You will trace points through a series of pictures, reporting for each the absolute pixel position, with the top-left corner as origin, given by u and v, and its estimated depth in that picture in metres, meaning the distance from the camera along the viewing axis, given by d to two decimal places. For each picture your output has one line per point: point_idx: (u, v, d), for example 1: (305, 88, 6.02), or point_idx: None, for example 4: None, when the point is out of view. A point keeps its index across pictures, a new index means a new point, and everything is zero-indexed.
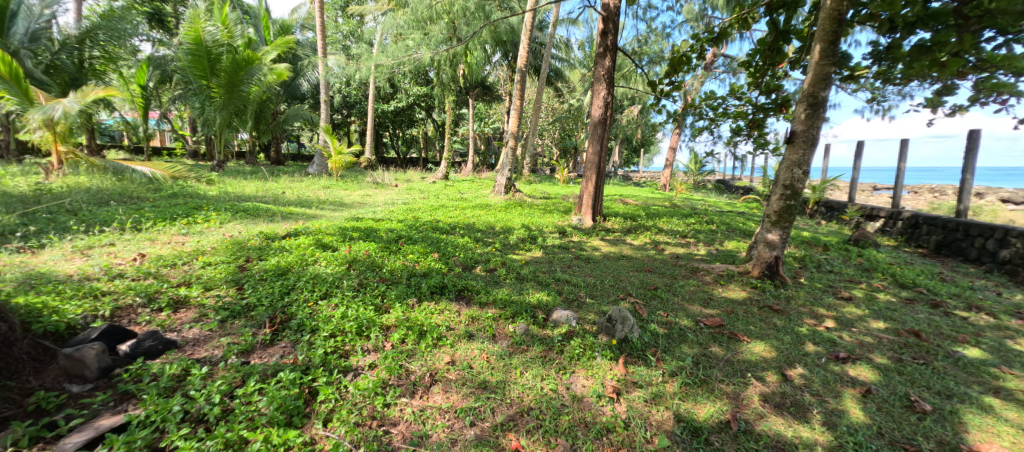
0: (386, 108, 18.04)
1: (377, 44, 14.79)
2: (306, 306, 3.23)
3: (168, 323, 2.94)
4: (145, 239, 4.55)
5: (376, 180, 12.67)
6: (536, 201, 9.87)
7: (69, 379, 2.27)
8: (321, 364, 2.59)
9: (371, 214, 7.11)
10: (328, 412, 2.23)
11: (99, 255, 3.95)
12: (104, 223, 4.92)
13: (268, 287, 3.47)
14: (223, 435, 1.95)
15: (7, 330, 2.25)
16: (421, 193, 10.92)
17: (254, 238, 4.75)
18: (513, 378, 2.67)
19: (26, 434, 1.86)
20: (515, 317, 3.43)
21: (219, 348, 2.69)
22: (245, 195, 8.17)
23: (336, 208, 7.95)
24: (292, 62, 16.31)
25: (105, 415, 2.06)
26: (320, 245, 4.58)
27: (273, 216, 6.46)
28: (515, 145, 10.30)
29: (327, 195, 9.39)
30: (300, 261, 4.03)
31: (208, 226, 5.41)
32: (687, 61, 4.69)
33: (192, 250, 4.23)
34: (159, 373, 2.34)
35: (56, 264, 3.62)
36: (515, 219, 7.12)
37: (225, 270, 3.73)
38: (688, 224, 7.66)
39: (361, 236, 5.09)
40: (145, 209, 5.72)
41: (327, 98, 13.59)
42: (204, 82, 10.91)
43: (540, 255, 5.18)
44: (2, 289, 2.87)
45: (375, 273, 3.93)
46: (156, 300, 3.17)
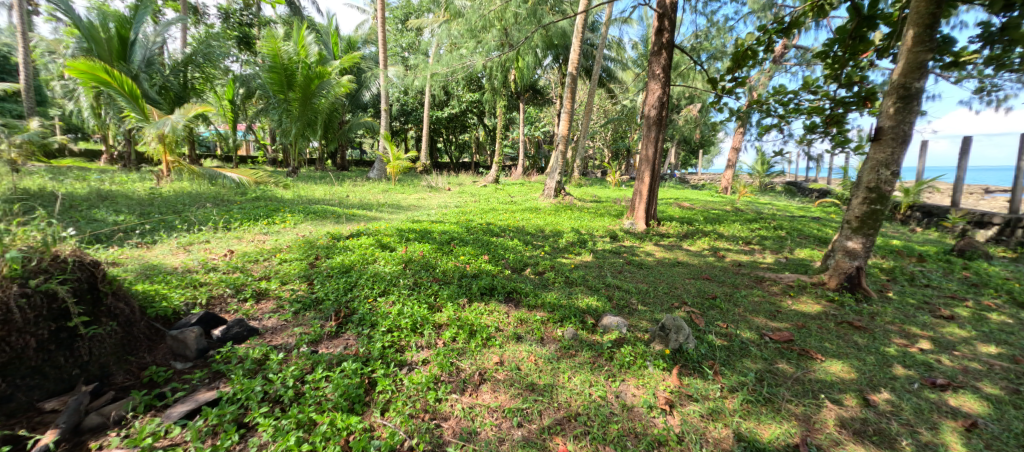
0: (440, 115, 18.69)
1: (433, 54, 15.42)
2: (366, 302, 3.44)
3: (251, 312, 3.27)
4: (234, 237, 5.10)
5: (430, 184, 13.22)
6: (586, 205, 9.72)
7: (175, 357, 2.60)
8: (379, 357, 2.74)
9: (426, 216, 7.46)
10: (385, 403, 2.35)
11: (197, 250, 4.49)
12: (201, 223, 5.58)
13: (334, 283, 3.73)
14: (296, 416, 2.14)
15: (130, 312, 2.62)
16: (472, 196, 11.20)
17: (323, 238, 5.14)
18: (561, 382, 2.65)
19: (142, 401, 2.17)
20: (563, 321, 3.40)
21: (293, 337, 2.95)
22: (315, 198, 8.85)
23: (394, 210, 8.39)
24: (357, 75, 17.56)
25: (203, 390, 2.33)
26: (380, 245, 4.86)
27: (339, 218, 6.94)
28: (566, 147, 10.23)
29: (386, 199, 9.92)
30: (362, 260, 4.30)
31: (284, 226, 5.93)
32: (753, 56, 4.37)
33: (271, 248, 4.66)
34: (244, 357, 2.61)
35: (164, 257, 4.16)
36: (565, 223, 7.05)
37: (298, 266, 4.07)
38: (753, 229, 7.15)
39: (417, 237, 5.33)
40: (233, 210, 6.42)
41: (387, 107, 14.38)
42: (281, 96, 11.97)
43: (590, 259, 5.10)
44: (126, 278, 3.35)
45: (429, 273, 4.09)
46: (243, 291, 3.53)
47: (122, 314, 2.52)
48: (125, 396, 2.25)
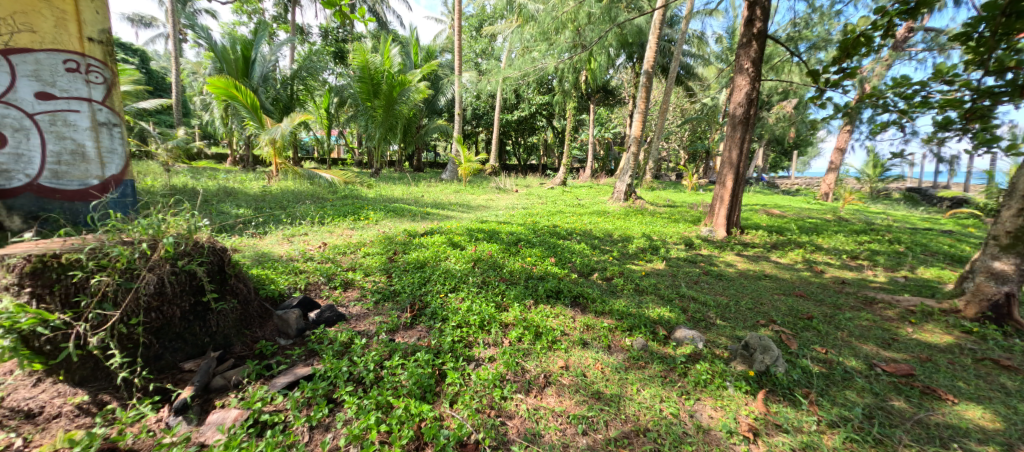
0: (510, 118, 19.00)
1: (505, 59, 15.72)
2: (438, 297, 3.61)
3: (339, 299, 3.59)
4: (327, 231, 5.66)
5: (499, 186, 13.49)
6: (660, 209, 9.27)
7: (279, 334, 2.96)
8: (449, 350, 2.85)
9: (494, 217, 7.64)
10: (454, 395, 2.44)
11: (298, 241, 5.05)
12: (301, 217, 6.27)
13: (410, 277, 3.97)
14: (376, 397, 2.30)
15: (248, 292, 3.04)
16: (539, 198, 11.23)
17: (401, 235, 5.49)
18: (629, 394, 2.54)
19: (254, 370, 2.49)
20: (632, 330, 3.27)
21: (374, 324, 3.19)
22: (394, 197, 9.49)
23: (464, 210, 8.70)
24: (434, 82, 18.51)
25: (300, 366, 2.61)
26: (451, 244, 5.08)
27: (415, 216, 7.37)
28: (638, 149, 9.84)
29: (457, 199, 10.33)
30: (435, 257, 4.52)
31: (368, 222, 6.45)
32: (867, 42, 3.83)
33: (357, 242, 5.09)
34: (333, 339, 2.88)
35: (272, 246, 4.75)
36: (635, 228, 6.79)
37: (379, 260, 4.40)
38: (860, 242, 6.27)
39: (485, 237, 5.47)
40: (326, 207, 7.13)
41: (461, 111, 14.95)
42: (368, 104, 13.00)
43: (663, 267, 4.84)
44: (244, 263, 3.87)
45: (496, 272, 4.18)
46: (333, 280, 3.89)
47: (242, 292, 2.91)
48: (242, 364, 2.61)
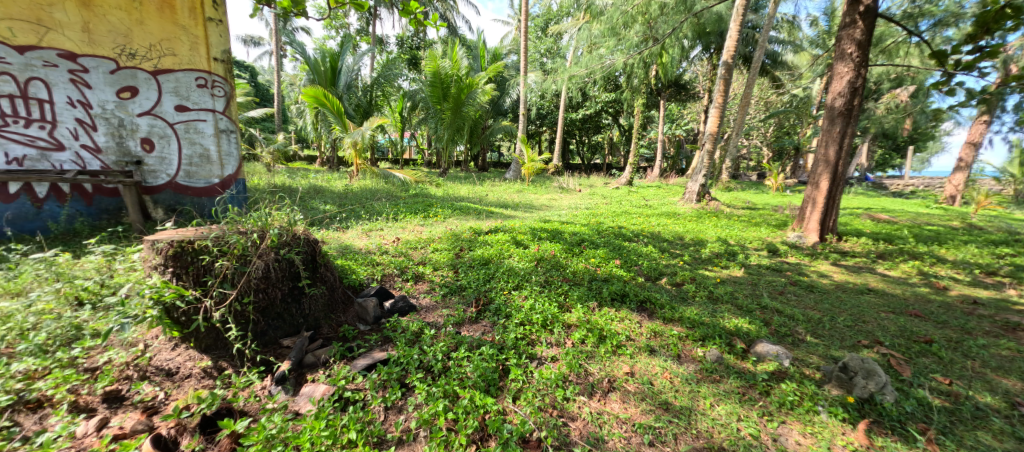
0: (575, 117, 18.73)
1: (572, 57, 15.53)
2: (502, 294, 3.67)
3: (411, 291, 3.80)
4: (399, 226, 6.02)
5: (562, 186, 13.38)
6: (738, 212, 8.59)
7: (359, 320, 3.21)
8: (512, 346, 2.89)
9: (557, 217, 7.58)
10: (516, 391, 2.47)
11: (374, 235, 5.43)
12: (377, 214, 6.73)
13: (475, 273, 4.09)
14: (443, 386, 2.41)
15: (334, 279, 3.33)
16: (603, 199, 10.95)
17: (466, 232, 5.67)
18: (701, 408, 2.39)
19: (339, 351, 2.72)
20: (704, 340, 3.07)
21: (442, 317, 3.33)
22: (460, 196, 9.82)
23: (527, 210, 8.76)
24: (500, 83, 18.84)
25: (377, 350, 2.81)
26: (514, 242, 5.14)
27: (480, 214, 7.56)
28: (714, 147, 9.20)
29: (520, 198, 10.43)
30: (499, 254, 4.61)
31: (436, 219, 6.74)
32: (1016, 16, 3.20)
33: (427, 237, 5.35)
34: (405, 328, 3.06)
35: (353, 239, 5.16)
36: (709, 231, 6.36)
37: (447, 256, 4.58)
38: (996, 256, 5.30)
39: (548, 237, 5.45)
40: (400, 205, 7.58)
41: (526, 111, 15.06)
42: (438, 107, 13.58)
43: (741, 275, 4.48)
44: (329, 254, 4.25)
45: (559, 272, 4.15)
46: (405, 272, 4.13)
47: (330, 279, 3.20)
48: (329, 344, 2.87)
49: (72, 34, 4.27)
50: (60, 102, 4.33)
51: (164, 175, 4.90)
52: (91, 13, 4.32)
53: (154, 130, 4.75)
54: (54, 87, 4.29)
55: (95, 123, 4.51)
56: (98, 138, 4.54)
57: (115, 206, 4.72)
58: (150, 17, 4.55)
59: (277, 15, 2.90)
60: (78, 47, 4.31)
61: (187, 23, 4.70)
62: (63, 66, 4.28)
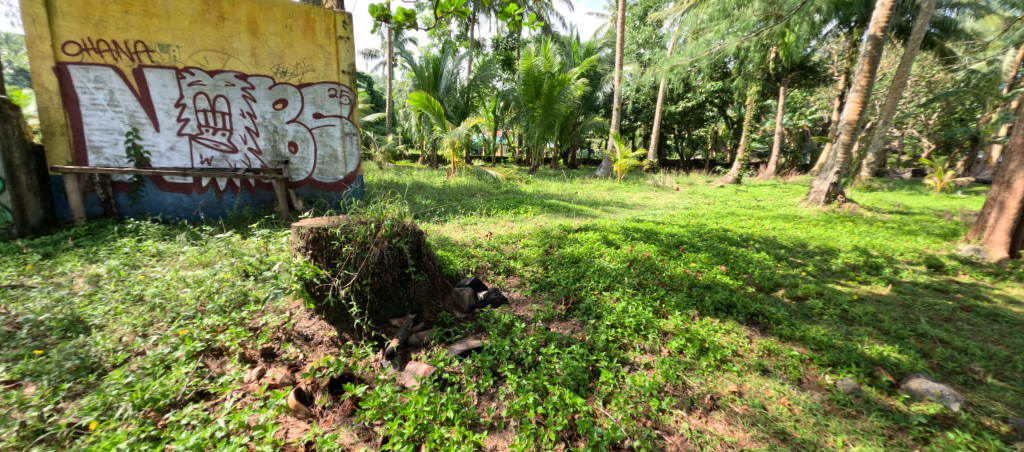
0: (674, 110, 17.49)
1: (674, 45, 14.47)
2: (592, 293, 3.58)
3: (502, 284, 3.91)
4: (492, 222, 6.23)
5: (658, 183, 12.62)
6: (881, 216, 7.21)
7: (455, 308, 3.40)
8: (603, 348, 2.80)
9: (652, 216, 7.16)
10: (607, 395, 2.38)
11: (469, 229, 5.70)
12: (472, 209, 7.05)
13: (565, 271, 4.06)
14: (533, 380, 2.42)
15: (435, 268, 3.57)
16: (704, 198, 10.07)
17: (556, 229, 5.65)
18: (830, 445, 2.06)
19: (437, 336, 2.91)
20: (835, 366, 2.63)
21: (532, 311, 3.37)
22: (550, 193, 9.83)
23: (619, 208, 8.44)
24: (594, 78, 18.38)
25: (472, 338, 2.95)
26: (605, 241, 4.98)
27: (569, 212, 7.49)
28: (851, 139, 7.85)
29: (611, 196, 10.09)
30: (589, 253, 4.51)
31: (526, 215, 6.84)
32: None
33: (517, 233, 5.45)
34: (497, 319, 3.15)
35: (450, 232, 5.47)
36: (840, 238, 5.45)
37: (536, 252, 4.62)
38: None
39: (643, 237, 5.17)
40: (493, 201, 7.85)
41: (620, 106, 14.47)
42: (530, 105, 13.74)
43: (886, 293, 3.75)
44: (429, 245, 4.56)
45: (654, 275, 3.91)
46: (498, 266, 4.26)
47: (431, 268, 3.44)
48: (430, 327, 3.10)
49: (245, 59, 5.20)
50: (236, 114, 5.30)
51: (303, 173, 5.78)
52: (257, 41, 5.21)
53: (298, 134, 5.63)
54: (232, 102, 5.26)
55: (258, 130, 5.44)
56: (260, 142, 5.47)
57: (270, 198, 5.66)
58: (298, 39, 5.40)
59: (390, 29, 3.19)
60: (249, 69, 5.24)
61: (324, 42, 5.53)
62: (238, 84, 5.24)
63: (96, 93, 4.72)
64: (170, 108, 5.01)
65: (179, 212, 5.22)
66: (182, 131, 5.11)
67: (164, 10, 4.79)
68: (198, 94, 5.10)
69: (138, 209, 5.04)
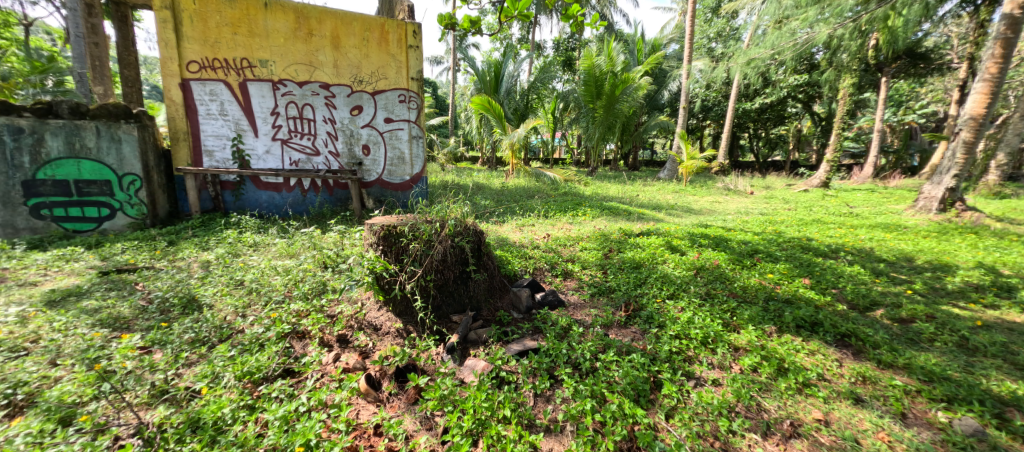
0: (749, 107, 16.25)
1: (750, 38, 13.44)
2: (655, 301, 3.44)
3: (560, 287, 3.88)
4: (550, 223, 6.22)
5: (728, 186, 11.81)
6: (1010, 228, 6.14)
7: (513, 308, 3.44)
8: (666, 359, 2.68)
9: (721, 222, 6.72)
10: (670, 409, 2.28)
11: (527, 231, 5.74)
12: (530, 211, 7.10)
13: (625, 276, 3.94)
14: (592, 387, 2.37)
15: (494, 267, 3.64)
16: (782, 203, 9.25)
17: (616, 233, 5.50)
18: None
19: (495, 334, 2.97)
20: (947, 402, 2.29)
21: (590, 316, 3.31)
22: (609, 196, 9.59)
23: (683, 213, 8.02)
24: (659, 76, 17.63)
25: (528, 338, 2.97)
26: (669, 247, 4.76)
27: (630, 215, 7.26)
28: (977, 139, 6.79)
29: (676, 200, 9.62)
30: (652, 258, 4.34)
31: (585, 218, 6.74)
32: None
33: (576, 235, 5.39)
34: (555, 321, 3.13)
35: (508, 233, 5.55)
36: (954, 253, 4.72)
37: (595, 255, 4.53)
38: None
39: (711, 244, 4.86)
40: (551, 203, 7.83)
41: (688, 104, 13.74)
42: (591, 105, 13.50)
43: (1017, 321, 3.19)
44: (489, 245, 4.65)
45: (724, 285, 3.67)
46: (555, 268, 4.24)
47: (490, 267, 3.52)
48: (488, 325, 3.17)
49: (328, 70, 5.70)
50: (320, 120, 5.80)
51: (375, 174, 6.18)
52: (339, 53, 5.69)
53: (371, 138, 6.04)
54: (317, 109, 5.77)
55: (338, 135, 5.91)
56: (338, 145, 5.94)
57: (345, 197, 6.13)
58: (373, 50, 5.81)
59: (456, 35, 3.30)
60: (331, 79, 5.72)
61: (396, 51, 5.92)
62: (322, 93, 5.74)
63: (210, 104, 5.39)
64: (266, 116, 5.60)
65: (271, 209, 5.83)
66: (276, 136, 5.69)
67: (264, 29, 5.39)
68: (289, 103, 5.66)
69: (239, 205, 5.70)
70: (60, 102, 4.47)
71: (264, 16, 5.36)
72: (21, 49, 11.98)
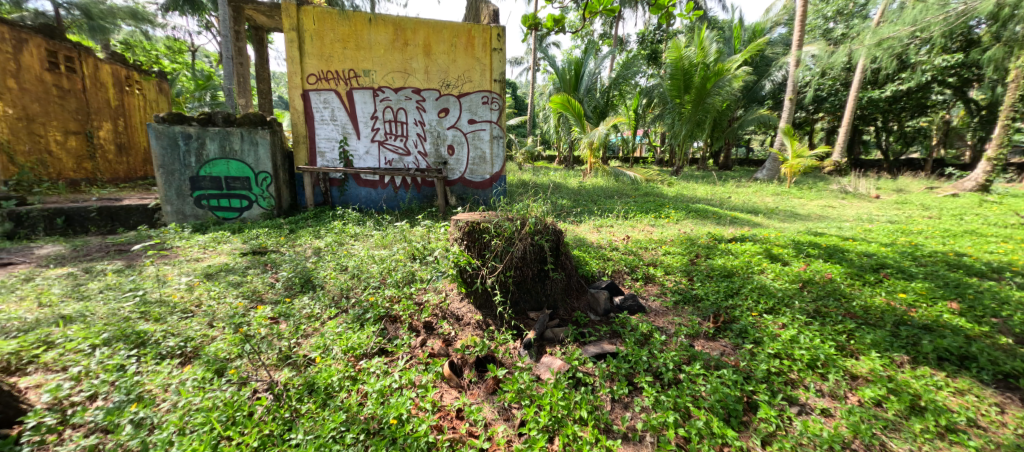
0: (875, 97, 14.01)
1: (879, 16, 11.56)
2: (750, 315, 3.15)
3: (640, 291, 3.73)
4: (630, 225, 6.01)
5: (844, 189, 10.31)
6: None
7: (590, 310, 3.39)
8: (763, 379, 2.45)
9: (832, 229, 5.92)
10: (767, 435, 2.09)
11: (605, 232, 5.60)
12: (610, 211, 6.92)
13: (714, 285, 3.67)
14: (676, 400, 2.26)
15: (572, 267, 3.61)
16: (916, 210, 7.84)
17: (704, 237, 5.14)
18: None
19: (571, 335, 2.96)
20: None
21: (673, 324, 3.16)
22: (696, 197, 8.96)
23: (784, 218, 7.21)
24: (759, 66, 15.99)
25: (606, 342, 2.92)
26: (768, 256, 4.32)
27: (721, 219, 6.72)
28: None
29: (776, 203, 8.66)
30: (746, 267, 3.98)
31: (668, 220, 6.39)
32: None
33: (658, 239, 5.14)
34: (635, 327, 3.03)
35: (585, 233, 5.47)
36: None
37: (680, 261, 4.27)
38: None
39: (823, 255, 4.31)
40: (631, 203, 7.55)
41: (794, 96, 12.27)
42: (677, 100, 12.71)
43: None
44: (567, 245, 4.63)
45: (838, 303, 3.24)
46: (636, 271, 4.08)
47: (568, 267, 3.52)
48: (565, 325, 3.18)
49: (420, 76, 6.14)
50: (411, 122, 6.27)
51: (458, 172, 6.51)
52: (431, 60, 6.11)
53: (455, 138, 6.38)
54: (409, 113, 6.24)
55: (426, 136, 6.33)
56: (427, 146, 6.36)
57: (431, 194, 6.54)
58: (460, 55, 6.15)
59: (538, 34, 3.36)
60: (423, 84, 6.16)
61: (481, 55, 6.20)
62: (415, 98, 6.20)
63: (323, 111, 6.10)
64: (367, 120, 6.19)
65: (369, 203, 6.44)
66: (374, 138, 6.26)
67: (368, 42, 5.97)
68: (386, 108, 6.19)
69: (342, 200, 6.38)
70: (216, 112, 5.42)
71: (369, 31, 5.95)
72: (187, 71, 14.76)
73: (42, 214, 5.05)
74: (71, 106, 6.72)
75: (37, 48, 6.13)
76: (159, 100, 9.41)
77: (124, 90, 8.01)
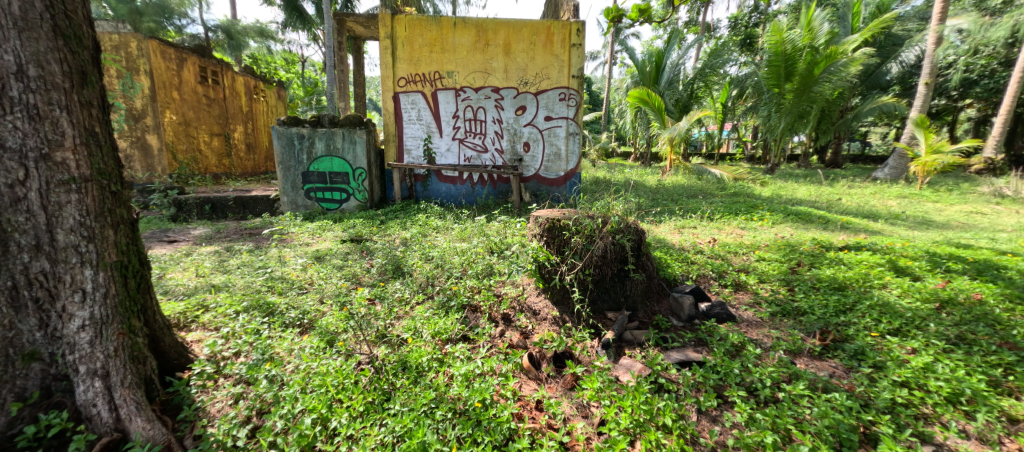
0: None
1: None
2: (867, 334, 2.76)
3: (729, 299, 3.45)
4: (716, 227, 5.58)
5: (1000, 192, 8.47)
6: None
7: (672, 314, 3.23)
8: (886, 409, 2.12)
9: (977, 240, 4.92)
10: None
11: (688, 233, 5.27)
12: (694, 212, 6.48)
13: (821, 298, 3.26)
14: (776, 419, 2.05)
15: (653, 269, 3.47)
16: None
17: (806, 243, 4.59)
18: None
19: (652, 338, 2.85)
20: None
21: (769, 337, 2.88)
22: (796, 198, 8.03)
23: (911, 224, 6.15)
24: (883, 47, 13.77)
25: (691, 349, 2.76)
26: (891, 268, 3.72)
27: (827, 224, 5.94)
28: None
29: (902, 208, 7.41)
30: (862, 280, 3.48)
31: (762, 223, 5.81)
32: None
33: (750, 243, 4.70)
34: (724, 336, 2.82)
35: (666, 234, 5.19)
36: None
37: (778, 268, 3.86)
38: None
39: (967, 272, 3.60)
40: (718, 204, 6.99)
41: (930, 81, 10.37)
42: (776, 90, 11.47)
43: None
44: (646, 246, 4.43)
45: (989, 330, 2.68)
46: (724, 277, 3.79)
47: (649, 268, 3.38)
48: (645, 328, 3.07)
49: (500, 75, 6.29)
50: (489, 120, 6.46)
51: (532, 169, 6.57)
52: (511, 59, 6.22)
53: (531, 136, 6.44)
54: (488, 111, 6.44)
55: (503, 133, 6.47)
56: (503, 143, 6.51)
57: (506, 190, 6.69)
58: (539, 53, 6.18)
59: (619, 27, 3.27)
60: (502, 83, 6.31)
61: (560, 51, 6.17)
62: (494, 97, 6.38)
63: (411, 112, 6.52)
64: (449, 119, 6.50)
65: (449, 198, 6.78)
66: (455, 136, 6.56)
67: (452, 45, 6.26)
68: (467, 107, 6.44)
69: (425, 195, 6.80)
70: (324, 115, 6.09)
71: (453, 34, 6.24)
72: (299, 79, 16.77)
73: (195, 201, 6.12)
74: (216, 112, 8.03)
75: (194, 65, 7.42)
76: (278, 105, 10.84)
77: (253, 97, 9.37)
